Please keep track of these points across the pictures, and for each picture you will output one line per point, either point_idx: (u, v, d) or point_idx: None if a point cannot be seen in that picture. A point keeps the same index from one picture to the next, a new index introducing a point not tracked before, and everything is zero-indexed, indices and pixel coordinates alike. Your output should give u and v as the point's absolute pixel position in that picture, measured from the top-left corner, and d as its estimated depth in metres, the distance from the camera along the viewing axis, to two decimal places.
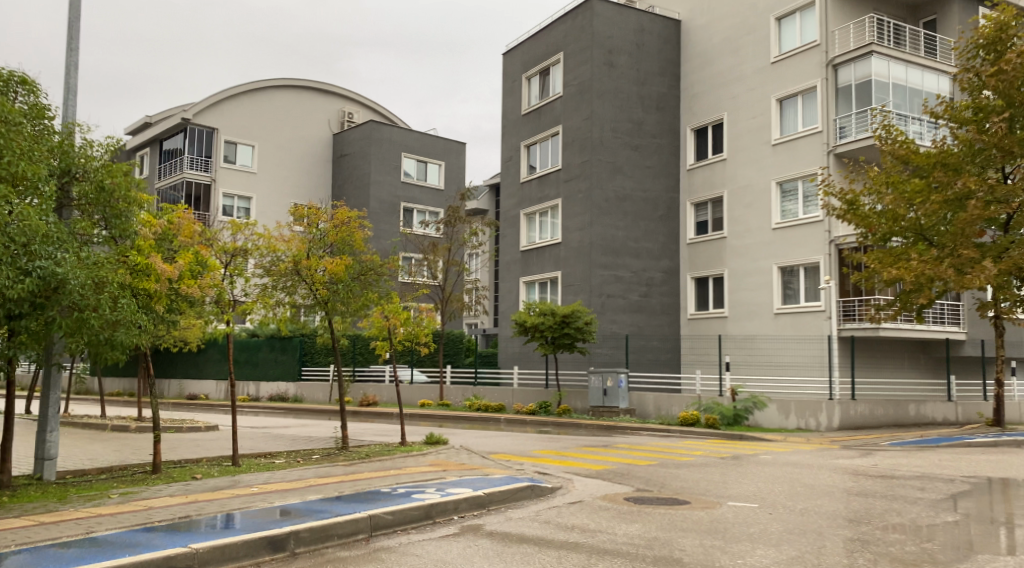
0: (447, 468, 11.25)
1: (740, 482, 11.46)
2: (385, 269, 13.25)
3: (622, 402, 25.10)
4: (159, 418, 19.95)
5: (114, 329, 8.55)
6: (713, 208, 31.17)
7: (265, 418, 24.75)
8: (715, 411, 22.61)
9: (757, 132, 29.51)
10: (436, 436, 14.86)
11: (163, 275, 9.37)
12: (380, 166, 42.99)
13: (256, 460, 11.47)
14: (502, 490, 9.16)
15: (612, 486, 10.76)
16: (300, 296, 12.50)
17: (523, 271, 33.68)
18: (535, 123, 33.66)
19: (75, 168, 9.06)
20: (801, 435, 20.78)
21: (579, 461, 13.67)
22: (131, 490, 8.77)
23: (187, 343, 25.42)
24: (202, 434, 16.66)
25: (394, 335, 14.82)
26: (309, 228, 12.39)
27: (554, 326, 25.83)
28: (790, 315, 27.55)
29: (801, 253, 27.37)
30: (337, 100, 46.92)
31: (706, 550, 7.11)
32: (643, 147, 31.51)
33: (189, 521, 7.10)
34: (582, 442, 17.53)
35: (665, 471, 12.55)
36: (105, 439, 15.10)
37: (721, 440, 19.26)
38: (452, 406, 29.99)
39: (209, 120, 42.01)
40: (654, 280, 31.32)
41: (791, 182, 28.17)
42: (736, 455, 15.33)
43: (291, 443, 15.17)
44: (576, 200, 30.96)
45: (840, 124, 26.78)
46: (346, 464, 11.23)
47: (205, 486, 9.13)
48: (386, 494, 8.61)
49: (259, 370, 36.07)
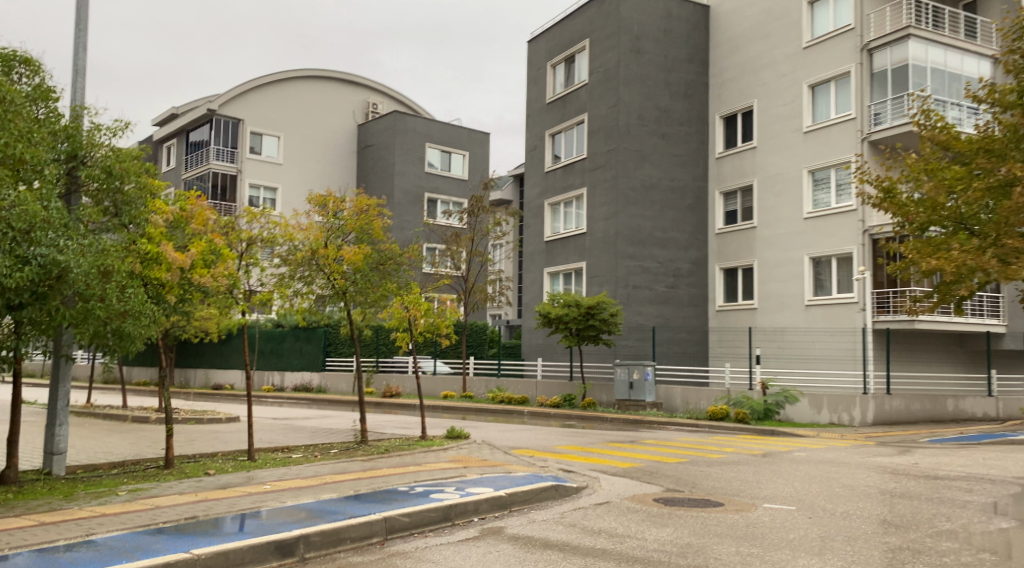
0: (468, 465, 10.88)
1: (775, 482, 10.95)
2: (405, 259, 12.85)
3: (648, 396, 24.59)
4: (181, 408, 19.79)
5: (122, 320, 8.29)
6: (743, 197, 30.45)
7: (288, 409, 24.57)
8: (745, 405, 22.05)
9: (788, 119, 28.70)
10: (459, 430, 14.47)
11: (174, 264, 9.03)
12: (404, 157, 42.63)
13: (272, 454, 11.17)
14: (525, 490, 8.74)
15: (641, 485, 10.33)
16: (318, 286, 12.11)
17: (548, 261, 33.19)
18: (560, 112, 33.10)
19: (81, 153, 8.79)
20: (835, 430, 20.13)
21: (605, 457, 13.21)
22: (140, 487, 8.47)
23: (210, 333, 25.30)
24: (222, 426, 16.42)
25: (415, 328, 14.38)
26: (328, 216, 11.94)
27: (578, 318, 25.32)
28: (821, 307, 26.84)
29: (833, 243, 26.61)
30: (361, 91, 46.65)
31: (742, 559, 6.64)
32: (671, 135, 30.85)
33: (196, 523, 6.76)
34: (608, 437, 17.08)
35: (695, 469, 12.08)
36: (125, 430, 14.91)
37: (752, 435, 18.71)
38: (475, 398, 29.66)
39: (234, 111, 41.94)
40: (681, 271, 30.70)
41: (824, 170, 27.39)
42: (769, 452, 14.79)
43: (311, 436, 14.87)
44: (602, 189, 30.41)
45: (875, 111, 25.91)
46: (364, 460, 10.90)
47: (217, 483, 8.82)
48: (403, 494, 8.23)
49: (283, 360, 35.94)
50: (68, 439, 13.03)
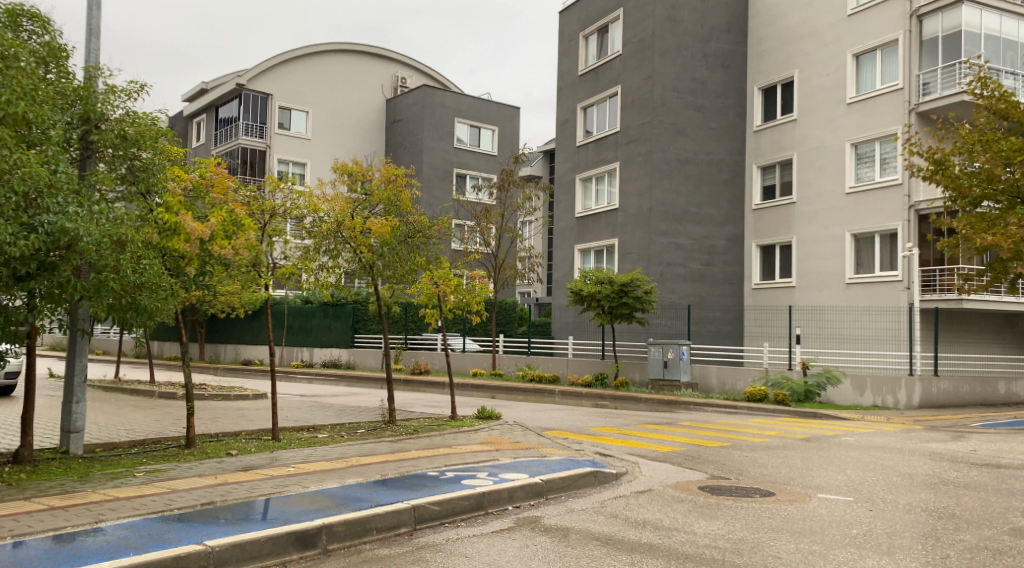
0: (500, 448, 10.37)
1: (826, 469, 10.29)
2: (435, 232, 12.31)
3: (683, 375, 23.92)
4: (208, 384, 19.52)
5: (137, 293, 7.87)
6: (782, 171, 29.44)
7: (317, 386, 24.28)
8: (785, 386, 21.31)
9: (831, 90, 27.58)
10: (490, 410, 13.98)
11: (192, 235, 8.57)
12: (433, 132, 41.99)
13: (297, 434, 10.74)
14: (562, 477, 8.21)
15: (683, 471, 9.74)
16: (344, 260, 11.61)
17: (579, 238, 32.48)
18: (592, 84, 32.21)
19: (94, 117, 8.30)
20: (880, 413, 19.34)
21: (642, 440, 12.64)
22: (158, 468, 8.04)
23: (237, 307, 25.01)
24: (249, 403, 16.06)
25: (444, 304, 13.87)
26: (353, 186, 11.46)
27: (612, 295, 24.64)
28: (863, 285, 25.93)
29: (877, 219, 25.62)
30: (390, 65, 46.04)
31: (805, 558, 6.03)
32: (708, 108, 29.87)
33: (214, 510, 6.31)
34: (642, 418, 16.49)
35: (739, 454, 11.45)
36: (149, 406, 14.58)
37: (793, 418, 18.01)
38: (505, 376, 29.24)
39: (263, 86, 41.58)
40: (717, 248, 29.86)
41: (868, 144, 26.30)
42: (814, 436, 14.09)
43: (339, 414, 14.46)
44: (636, 163, 29.57)
45: (924, 80, 24.71)
46: (392, 442, 10.42)
47: (239, 465, 8.37)
48: (433, 479, 7.73)
49: (312, 337, 35.68)
50: (91, 415, 12.72)
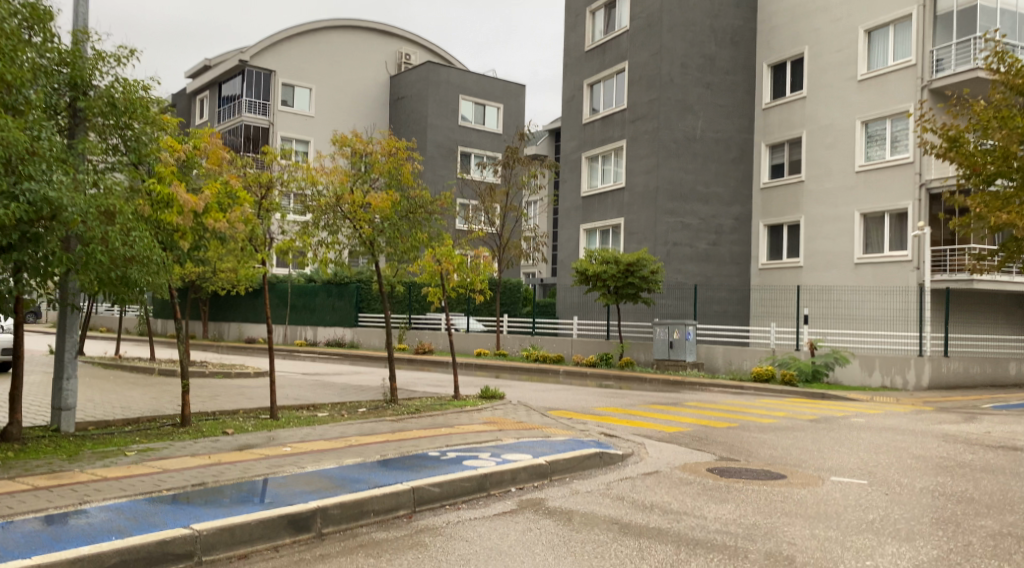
0: (504, 428, 10.13)
1: (838, 452, 10.02)
2: (438, 208, 12.00)
3: (689, 355, 23.66)
4: (209, 362, 19.33)
5: (126, 267, 7.61)
6: (790, 149, 28.97)
7: (319, 365, 24.09)
8: (792, 366, 21.04)
9: (842, 66, 27.06)
10: (494, 390, 13.74)
11: (185, 207, 8.30)
12: (437, 109, 41.52)
13: (296, 413, 10.51)
14: (567, 458, 7.95)
15: (691, 452, 9.49)
16: (344, 235, 11.33)
17: (584, 217, 32.11)
18: (599, 60, 31.70)
19: (81, 83, 8.00)
20: (889, 394, 19.06)
21: (647, 421, 12.39)
22: (151, 447, 7.81)
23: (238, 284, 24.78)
24: (249, 382, 15.83)
25: (447, 283, 13.59)
26: (353, 159, 11.13)
27: (617, 275, 24.32)
28: (872, 265, 25.57)
29: (887, 197, 25.21)
30: (394, 41, 45.48)
31: (821, 545, 5.76)
32: (716, 85, 29.39)
33: (205, 492, 6.07)
34: (648, 398, 16.23)
35: (747, 435, 11.20)
36: (148, 384, 14.36)
37: (800, 399, 17.75)
38: (509, 356, 29.07)
39: (266, 62, 41.13)
40: (724, 227, 29.47)
41: (879, 121, 25.82)
42: (825, 417, 13.80)
43: (340, 393, 14.23)
44: (643, 141, 29.13)
45: (938, 56, 24.23)
46: (393, 421, 10.18)
47: (235, 445, 8.13)
48: (433, 460, 7.48)
49: (316, 316, 35.46)
50: (88, 393, 12.51)
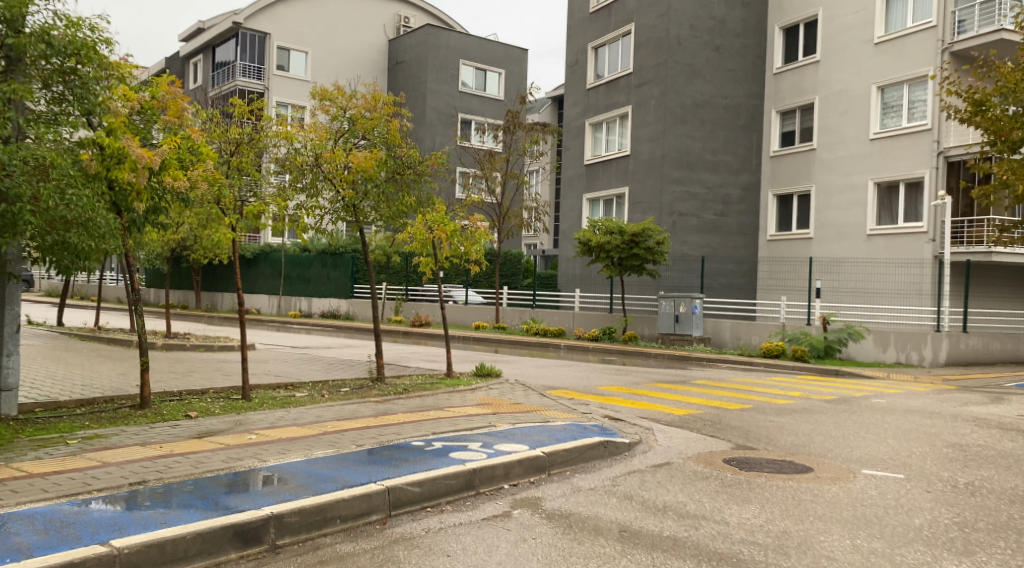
0: (499, 411, 9.25)
1: (865, 438, 9.11)
2: (429, 169, 10.94)
3: (696, 330, 22.76)
4: (191, 333, 18.43)
5: (64, 231, 6.72)
6: (802, 116, 27.80)
7: (311, 337, 23.24)
8: (804, 341, 20.13)
9: (858, 28, 25.81)
10: (489, 367, 12.86)
11: (138, 162, 7.38)
12: (437, 75, 40.20)
13: (271, 393, 9.63)
14: (568, 448, 7.07)
15: (704, 440, 8.62)
16: (325, 199, 10.37)
17: (587, 186, 31.03)
18: (603, 23, 30.43)
19: (12, 18, 6.95)
20: (906, 371, 18.17)
21: (654, 402, 11.48)
22: (99, 434, 6.92)
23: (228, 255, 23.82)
24: (232, 356, 14.94)
25: (440, 253, 12.65)
26: (333, 114, 10.12)
27: (622, 245, 23.32)
28: (885, 237, 24.58)
29: (903, 166, 24.12)
30: (392, 4, 44.08)
31: (865, 561, 4.88)
32: (725, 49, 28.19)
33: (145, 492, 5.18)
34: (653, 375, 15.34)
35: (763, 419, 10.32)
36: (121, 358, 13.46)
37: (813, 376, 16.86)
38: (509, 329, 28.21)
39: (261, 25, 39.78)
40: (732, 198, 28.45)
41: (896, 87, 24.66)
42: (843, 398, 12.89)
43: (326, 369, 13.34)
44: (648, 107, 27.99)
45: (959, 17, 23.00)
46: (377, 403, 9.30)
47: (195, 431, 7.22)
48: (416, 452, 6.58)
49: (311, 287, 34.47)
50: (53, 369, 11.60)
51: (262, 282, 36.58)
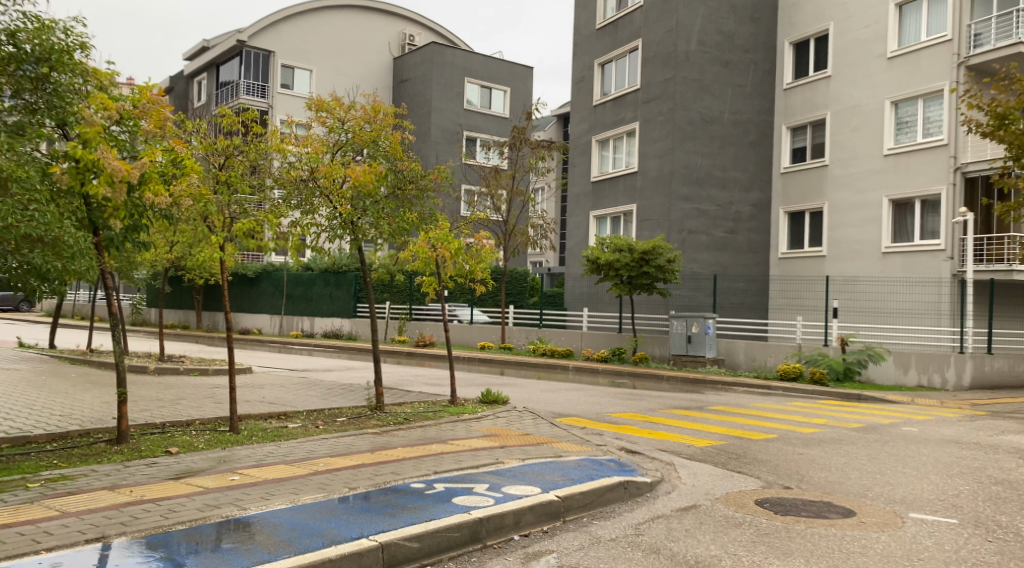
0: (506, 444, 8.56)
1: (903, 475, 8.36)
2: (431, 184, 10.23)
3: (709, 351, 22.02)
4: (186, 356, 17.75)
5: (28, 250, 6.20)
6: (813, 132, 27.20)
7: (312, 359, 22.57)
8: (822, 363, 19.42)
9: (871, 42, 25.24)
10: (496, 393, 12.16)
11: (115, 176, 6.72)
12: (442, 92, 39.74)
13: (261, 425, 8.95)
14: (584, 492, 6.36)
15: (731, 477, 7.91)
16: (323, 215, 9.62)
17: (594, 203, 30.41)
18: (610, 39, 29.96)
19: None
20: (930, 396, 17.40)
21: (672, 431, 10.76)
22: (64, 475, 6.25)
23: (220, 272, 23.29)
24: (225, 381, 14.21)
25: (443, 273, 11.92)
26: (330, 126, 9.49)
27: (631, 263, 22.62)
28: (901, 255, 23.86)
29: (919, 182, 23.45)
30: (396, 22, 43.78)
31: None
32: (735, 64, 27.68)
33: (100, 553, 4.48)
34: (666, 401, 14.61)
35: (790, 451, 9.60)
36: (108, 384, 12.79)
37: (834, 401, 16.09)
38: (515, 350, 27.57)
39: (265, 43, 39.52)
40: (742, 215, 27.81)
41: (910, 103, 24.06)
42: (871, 426, 12.14)
43: (323, 395, 12.61)
44: (657, 123, 27.41)
45: (975, 31, 22.44)
46: (375, 435, 8.63)
47: (172, 470, 6.55)
48: (415, 497, 5.89)
49: (313, 307, 33.88)
50: (34, 397, 10.94)
51: (264, 301, 35.90)
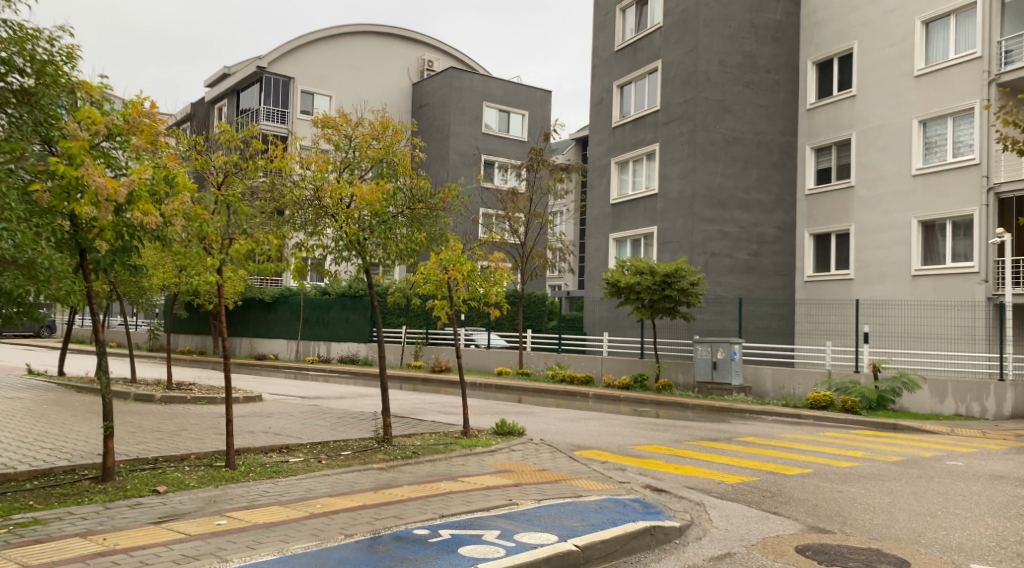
0: (522, 481, 7.95)
1: (955, 517, 7.64)
2: (442, 203, 9.72)
3: (735, 378, 21.24)
4: (196, 383, 17.28)
5: None
6: (838, 152, 26.51)
7: (325, 386, 22.03)
8: (854, 392, 18.56)
9: (897, 60, 24.60)
10: (511, 424, 11.55)
11: (100, 194, 6.29)
12: (461, 116, 39.50)
13: (260, 459, 8.40)
14: (607, 540, 5.74)
15: (766, 520, 7.24)
16: (328, 236, 9.11)
17: (614, 226, 29.81)
18: (629, 61, 29.55)
19: None
20: (970, 425, 16.54)
21: (699, 466, 10.07)
22: (36, 519, 5.72)
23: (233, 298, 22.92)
24: (232, 410, 13.69)
25: (456, 296, 11.40)
26: (336, 143, 9.05)
27: (653, 287, 21.96)
28: (932, 278, 23.03)
29: (951, 203, 22.67)
30: (416, 48, 43.75)
31: None
32: (756, 84, 27.13)
33: None
34: (691, 431, 13.91)
35: (828, 489, 8.88)
36: (110, 413, 12.30)
37: (869, 431, 15.30)
38: (533, 375, 26.90)
39: (285, 69, 39.63)
40: (766, 237, 27.10)
41: (940, 122, 23.35)
42: (913, 460, 11.37)
43: (332, 424, 12.05)
44: (677, 145, 26.88)
45: (1006, 47, 21.75)
46: (381, 472, 8.04)
47: (155, 514, 6.00)
48: (418, 547, 5.29)
49: (330, 331, 33.46)
50: (28, 428, 10.44)
51: (281, 326, 35.49)
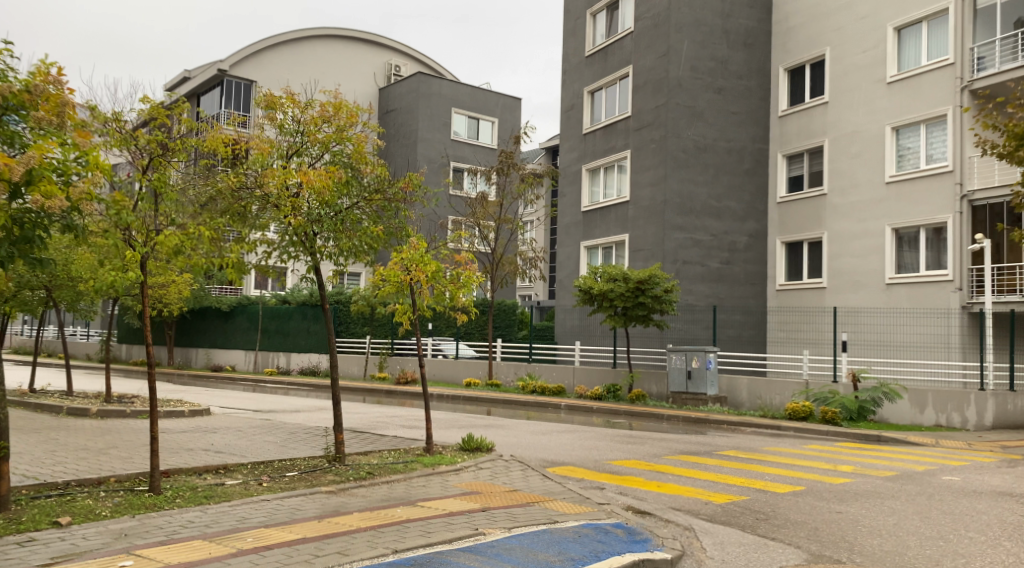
0: (488, 505, 7.03)
1: (970, 542, 6.86)
2: (403, 193, 8.87)
3: (710, 389, 20.53)
4: (139, 396, 16.03)
5: None
6: (810, 160, 26.07)
7: (282, 398, 20.84)
8: (834, 402, 17.93)
9: (869, 67, 24.23)
10: (478, 439, 10.62)
11: None
12: (429, 123, 38.59)
13: (190, 482, 7.38)
14: None
15: (764, 548, 6.40)
16: (272, 230, 8.17)
17: (584, 234, 29.08)
18: (600, 66, 28.90)
19: None
20: (955, 436, 15.94)
21: (683, 485, 9.23)
22: None
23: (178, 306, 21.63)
24: (173, 424, 12.59)
25: (419, 300, 10.45)
26: (278, 124, 8.16)
27: (627, 294, 21.20)
28: (905, 286, 22.58)
29: (924, 211, 22.26)
30: (383, 52, 42.81)
31: None
32: (728, 90, 26.62)
33: None
34: (669, 445, 13.09)
35: (826, 510, 8.07)
36: (35, 429, 11.13)
37: (853, 444, 14.62)
38: (502, 386, 25.99)
39: (247, 73, 38.50)
40: (738, 245, 26.54)
41: (912, 130, 22.97)
42: (907, 475, 10.64)
43: (282, 441, 11.03)
44: (649, 151, 26.23)
45: (978, 54, 21.49)
46: (329, 497, 7.07)
47: (46, 554, 4.98)
48: None
49: (290, 341, 32.14)
50: None
51: (238, 336, 34.16)
